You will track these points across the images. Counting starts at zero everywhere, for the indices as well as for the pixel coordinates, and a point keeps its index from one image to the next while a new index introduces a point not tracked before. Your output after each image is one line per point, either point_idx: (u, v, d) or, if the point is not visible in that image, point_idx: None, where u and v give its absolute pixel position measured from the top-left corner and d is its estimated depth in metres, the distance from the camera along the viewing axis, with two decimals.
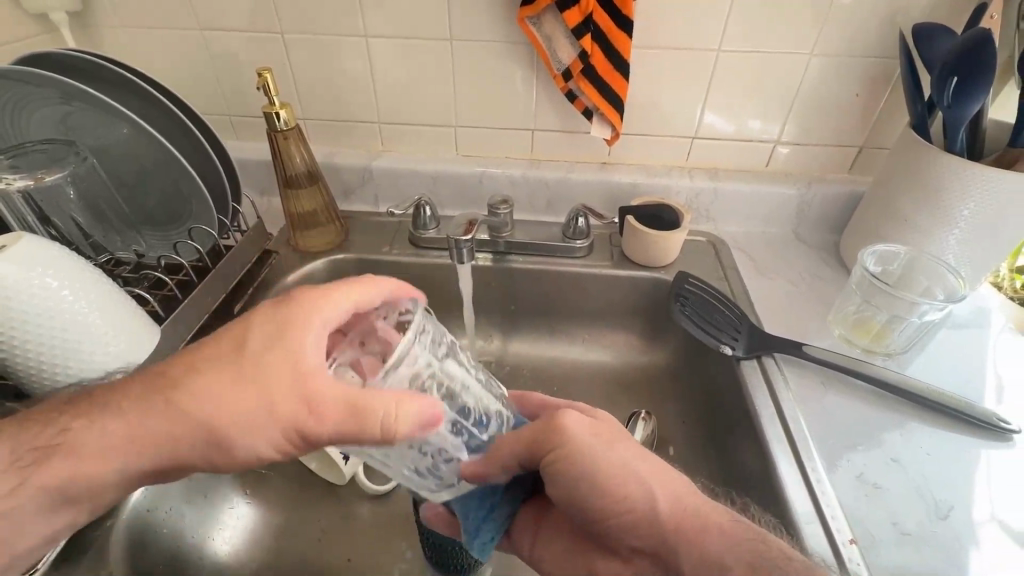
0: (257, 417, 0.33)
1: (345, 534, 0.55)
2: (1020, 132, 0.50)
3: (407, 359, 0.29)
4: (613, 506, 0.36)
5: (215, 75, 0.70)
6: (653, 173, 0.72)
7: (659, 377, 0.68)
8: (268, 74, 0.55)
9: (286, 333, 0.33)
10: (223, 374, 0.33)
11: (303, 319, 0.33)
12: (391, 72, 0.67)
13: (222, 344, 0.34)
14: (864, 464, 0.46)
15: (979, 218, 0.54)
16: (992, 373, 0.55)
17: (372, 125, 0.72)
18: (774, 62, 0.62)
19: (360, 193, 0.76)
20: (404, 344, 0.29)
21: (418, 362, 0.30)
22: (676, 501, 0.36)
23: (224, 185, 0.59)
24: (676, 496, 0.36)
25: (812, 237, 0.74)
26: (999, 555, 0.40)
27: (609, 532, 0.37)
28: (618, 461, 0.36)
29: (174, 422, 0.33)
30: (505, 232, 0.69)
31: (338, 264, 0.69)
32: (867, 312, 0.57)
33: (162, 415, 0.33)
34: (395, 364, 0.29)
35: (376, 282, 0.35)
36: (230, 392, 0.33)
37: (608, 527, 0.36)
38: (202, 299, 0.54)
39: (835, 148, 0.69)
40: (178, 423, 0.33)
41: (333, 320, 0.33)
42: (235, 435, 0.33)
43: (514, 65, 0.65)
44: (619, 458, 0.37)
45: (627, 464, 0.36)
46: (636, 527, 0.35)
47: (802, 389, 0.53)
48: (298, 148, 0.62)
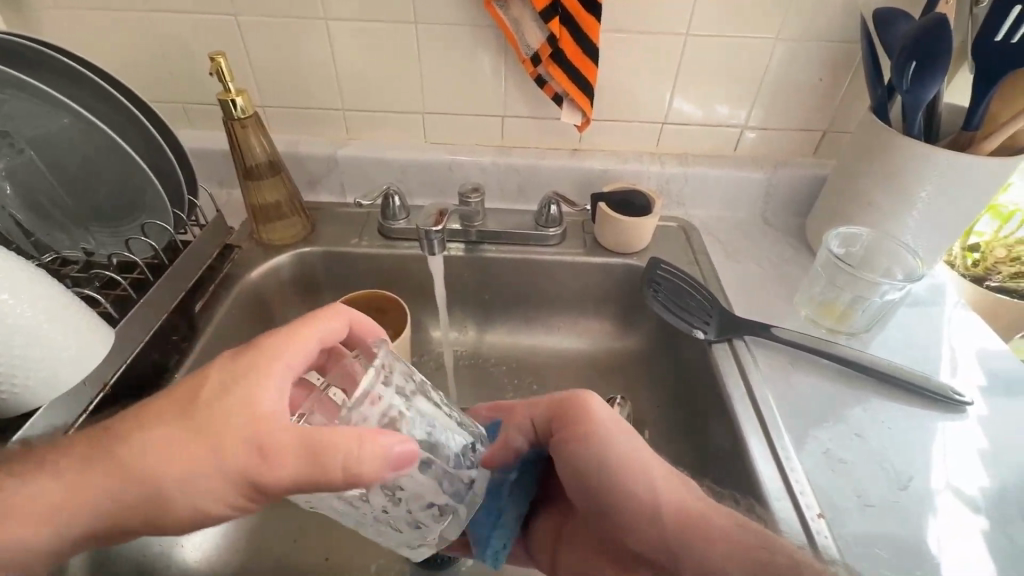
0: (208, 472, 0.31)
1: (322, 533, 0.54)
2: (971, 115, 0.52)
3: (369, 400, 0.30)
4: (617, 493, 0.37)
5: (165, 61, 0.66)
6: (624, 158, 0.71)
7: (633, 361, 0.69)
8: (221, 58, 0.52)
9: (240, 383, 0.32)
10: (174, 427, 0.31)
11: (263, 367, 0.33)
12: (355, 57, 0.65)
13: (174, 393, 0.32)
14: (831, 441, 0.48)
15: (935, 199, 0.55)
16: (946, 348, 0.57)
17: (336, 112, 0.70)
18: (741, 46, 0.62)
19: (326, 183, 0.74)
20: (365, 380, 0.30)
21: (384, 402, 0.31)
22: (675, 489, 0.36)
23: (179, 175, 0.56)
24: (675, 485, 0.37)
25: (778, 220, 0.75)
26: (954, 522, 0.42)
27: (613, 522, 0.38)
28: (628, 448, 0.38)
29: (123, 456, 0.31)
30: (476, 222, 0.68)
31: (305, 257, 0.67)
32: (831, 294, 0.58)
33: (105, 464, 0.31)
34: (358, 403, 0.30)
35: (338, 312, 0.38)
36: (180, 448, 0.31)
37: (612, 516, 0.37)
38: (160, 299, 0.51)
39: (800, 132, 0.70)
40: (119, 477, 0.31)
41: (297, 361, 0.34)
42: (181, 490, 0.31)
43: (482, 50, 0.63)
44: (630, 447, 0.38)
45: (635, 453, 0.38)
46: (636, 518, 0.36)
47: (770, 369, 0.54)
48: (257, 137, 0.59)
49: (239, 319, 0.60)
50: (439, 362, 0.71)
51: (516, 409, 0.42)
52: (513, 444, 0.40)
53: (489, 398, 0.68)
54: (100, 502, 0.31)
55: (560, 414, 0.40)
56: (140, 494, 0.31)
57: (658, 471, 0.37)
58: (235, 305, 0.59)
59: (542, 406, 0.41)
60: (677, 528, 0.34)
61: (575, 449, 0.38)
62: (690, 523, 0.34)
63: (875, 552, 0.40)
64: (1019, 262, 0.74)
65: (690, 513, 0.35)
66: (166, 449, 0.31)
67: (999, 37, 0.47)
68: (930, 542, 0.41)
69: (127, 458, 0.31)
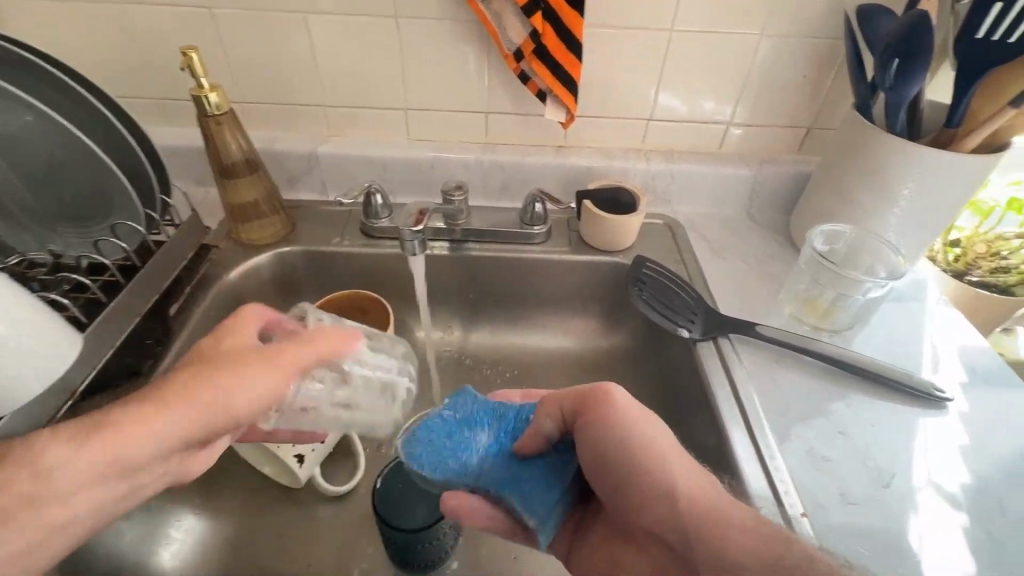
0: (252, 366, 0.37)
1: (304, 538, 0.53)
2: (953, 113, 0.52)
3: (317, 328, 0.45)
4: (633, 478, 0.34)
5: (137, 55, 0.64)
6: (609, 155, 0.71)
7: (619, 360, 0.69)
8: (193, 52, 0.51)
9: (223, 342, 0.39)
10: (199, 364, 0.36)
11: (224, 335, 0.40)
12: (335, 52, 0.63)
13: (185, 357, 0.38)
14: (815, 439, 0.48)
15: (917, 196, 0.56)
16: (928, 345, 0.58)
17: (316, 109, 0.68)
18: (726, 42, 0.62)
19: (307, 181, 0.72)
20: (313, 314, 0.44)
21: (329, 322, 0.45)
22: (694, 475, 0.34)
23: (151, 174, 0.54)
24: (693, 472, 0.34)
25: (764, 216, 0.75)
26: (935, 518, 0.43)
27: (630, 511, 0.35)
28: (647, 434, 0.36)
29: (171, 393, 0.35)
30: (460, 220, 0.67)
31: (285, 257, 0.66)
32: (815, 291, 0.58)
33: (159, 407, 0.34)
34: None
35: (246, 314, 0.42)
36: (216, 365, 0.36)
37: (629, 504, 0.35)
38: (132, 302, 0.49)
39: (785, 129, 0.70)
40: (183, 406, 0.34)
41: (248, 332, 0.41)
42: (237, 394, 0.36)
43: (464, 46, 0.62)
44: (650, 433, 0.36)
45: (654, 438, 0.35)
46: (653, 504, 0.33)
47: (755, 367, 0.54)
48: (233, 134, 0.57)
49: (217, 321, 0.58)
50: (424, 362, 0.70)
51: (545, 396, 0.40)
52: (543, 431, 0.38)
53: None
54: (178, 428, 0.34)
55: (585, 399, 0.38)
56: (211, 405, 0.35)
57: (676, 459, 0.35)
58: (213, 306, 0.58)
59: (567, 393, 0.39)
60: (694, 514, 0.31)
61: (598, 433, 0.36)
62: (708, 509, 0.31)
63: (856, 550, 0.41)
64: (999, 258, 0.74)
65: (709, 500, 0.32)
66: (210, 388, 0.35)
67: (982, 34, 0.46)
68: (911, 538, 0.41)
69: (177, 395, 0.35)
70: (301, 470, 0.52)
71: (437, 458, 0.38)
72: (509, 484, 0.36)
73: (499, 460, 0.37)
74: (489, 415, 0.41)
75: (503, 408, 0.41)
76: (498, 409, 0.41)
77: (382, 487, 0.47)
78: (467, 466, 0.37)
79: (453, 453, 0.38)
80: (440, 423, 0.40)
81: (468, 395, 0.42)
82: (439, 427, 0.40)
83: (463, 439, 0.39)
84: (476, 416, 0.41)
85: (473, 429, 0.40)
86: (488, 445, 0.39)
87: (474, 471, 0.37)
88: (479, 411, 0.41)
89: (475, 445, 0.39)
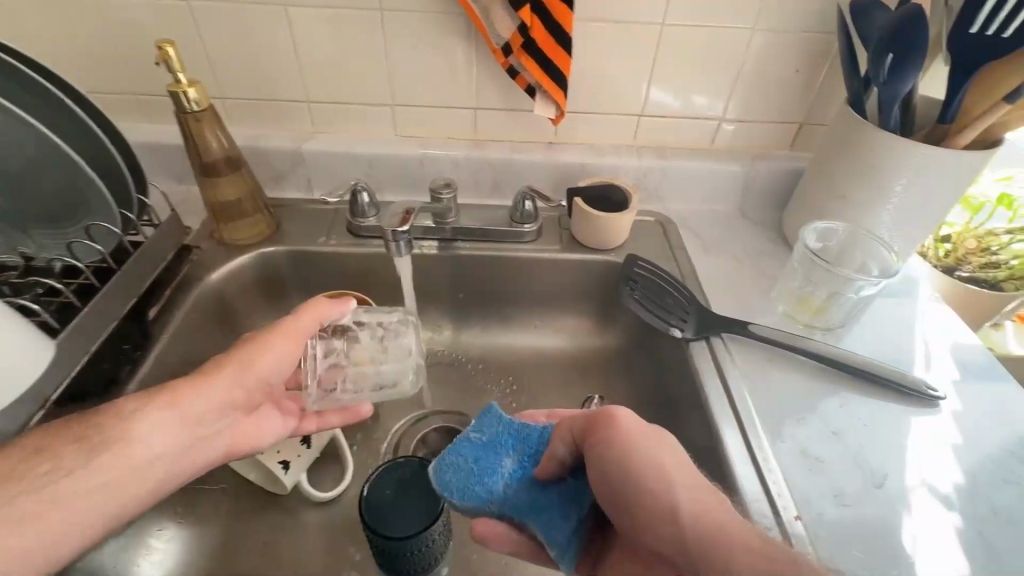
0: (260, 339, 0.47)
1: (290, 546, 0.52)
2: (947, 108, 0.51)
3: None
4: (639, 503, 0.32)
5: (113, 48, 0.62)
6: (600, 152, 0.70)
7: (610, 359, 0.68)
8: (170, 46, 0.49)
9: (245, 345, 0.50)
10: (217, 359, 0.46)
11: None
12: (318, 46, 0.61)
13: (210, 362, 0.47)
14: (807, 439, 0.48)
15: (910, 193, 0.55)
16: (919, 342, 0.58)
17: (301, 104, 0.67)
18: (718, 37, 0.61)
19: (293, 179, 0.71)
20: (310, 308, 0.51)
21: None
22: (702, 498, 0.31)
23: (125, 173, 0.52)
24: (701, 495, 0.32)
25: (756, 213, 0.74)
26: (928, 518, 0.42)
27: (636, 537, 0.32)
28: (654, 454, 0.34)
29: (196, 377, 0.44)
30: (449, 218, 0.66)
31: (269, 257, 0.64)
32: (808, 289, 0.58)
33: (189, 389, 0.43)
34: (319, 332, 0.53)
35: None
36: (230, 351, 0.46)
37: (635, 530, 0.32)
38: (108, 305, 0.48)
39: (778, 124, 0.69)
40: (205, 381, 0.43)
41: None
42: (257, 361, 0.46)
43: (452, 39, 0.61)
44: (658, 453, 0.34)
45: (662, 460, 0.34)
46: (658, 530, 0.31)
47: (748, 366, 0.54)
48: (212, 131, 0.55)
49: (198, 325, 0.57)
50: None
51: (563, 418, 0.39)
52: (556, 453, 0.37)
53: (465, 399, 0.66)
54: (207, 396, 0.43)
55: (592, 418, 0.36)
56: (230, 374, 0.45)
57: (678, 476, 0.33)
58: (194, 309, 0.57)
59: (581, 414, 0.38)
60: (701, 541, 0.29)
61: (601, 454, 0.34)
62: (715, 536, 0.29)
63: (851, 552, 0.40)
64: (990, 253, 0.74)
65: (717, 526, 0.29)
66: (228, 363, 0.45)
67: (975, 28, 0.46)
68: (905, 541, 0.41)
69: (199, 379, 0.43)
70: (286, 476, 0.51)
71: (464, 484, 0.37)
72: (532, 512, 0.35)
73: (522, 486, 0.37)
74: (513, 437, 0.39)
75: (526, 430, 0.40)
76: (522, 431, 0.40)
77: (368, 494, 0.46)
78: (492, 492, 0.37)
79: (478, 477, 0.37)
80: (464, 446, 0.39)
81: (495, 415, 0.41)
82: (466, 450, 0.39)
83: (488, 463, 0.38)
84: (500, 439, 0.39)
85: (497, 453, 0.39)
86: (512, 470, 0.38)
87: (498, 497, 0.36)
88: (502, 434, 0.40)
89: (498, 469, 0.38)
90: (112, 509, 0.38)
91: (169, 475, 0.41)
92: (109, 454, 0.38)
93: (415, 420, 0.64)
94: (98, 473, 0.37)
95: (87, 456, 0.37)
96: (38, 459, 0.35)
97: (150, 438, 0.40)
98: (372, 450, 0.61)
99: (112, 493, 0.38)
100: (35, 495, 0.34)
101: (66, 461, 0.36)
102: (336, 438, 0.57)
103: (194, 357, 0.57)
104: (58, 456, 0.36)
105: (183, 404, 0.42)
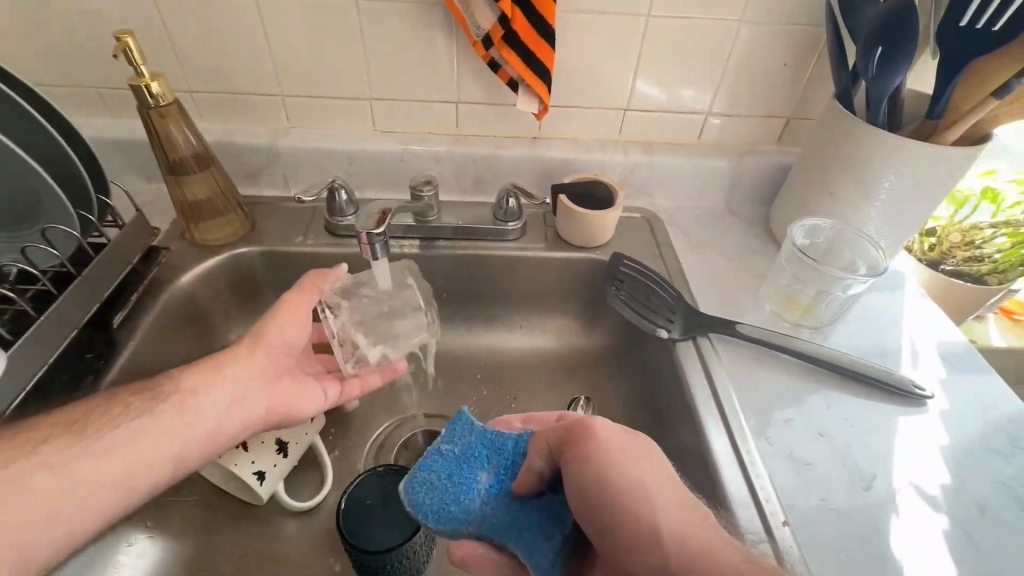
0: (273, 313, 0.50)
1: (267, 557, 0.51)
2: (935, 103, 0.51)
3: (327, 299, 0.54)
4: (619, 521, 0.31)
5: (71, 38, 0.58)
6: (585, 148, 0.68)
7: (596, 359, 0.67)
8: (129, 38, 0.46)
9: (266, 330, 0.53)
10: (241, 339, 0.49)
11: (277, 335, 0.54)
12: (290, 37, 0.59)
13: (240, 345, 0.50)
14: (795, 441, 0.47)
15: (898, 189, 0.54)
16: (907, 340, 0.57)
17: (274, 98, 0.64)
18: (704, 29, 0.60)
19: (268, 176, 0.68)
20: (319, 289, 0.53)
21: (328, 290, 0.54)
22: (683, 515, 0.31)
23: (82, 172, 0.49)
24: (682, 511, 0.32)
25: (742, 209, 0.74)
26: (916, 520, 0.42)
27: (615, 557, 0.32)
28: (634, 470, 0.33)
29: (227, 354, 0.47)
30: (431, 216, 0.64)
31: (243, 258, 0.62)
32: (797, 287, 0.57)
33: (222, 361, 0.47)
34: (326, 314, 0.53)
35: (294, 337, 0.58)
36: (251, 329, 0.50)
37: (614, 551, 0.32)
38: (68, 314, 0.45)
39: (765, 118, 0.68)
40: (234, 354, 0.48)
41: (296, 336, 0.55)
42: (274, 331, 0.50)
43: (431, 31, 0.59)
44: (638, 468, 0.33)
45: (642, 476, 0.33)
46: (639, 551, 0.30)
47: (735, 365, 0.53)
48: (179, 127, 0.53)
49: (168, 329, 0.55)
50: None
51: (539, 430, 0.38)
52: (534, 467, 0.36)
53: (449, 402, 0.64)
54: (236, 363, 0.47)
55: (570, 431, 0.35)
56: (252, 345, 0.49)
57: (658, 493, 0.32)
58: (164, 313, 0.54)
59: (557, 426, 0.37)
60: (684, 562, 0.29)
61: (578, 470, 0.33)
62: (697, 557, 0.29)
63: (841, 559, 0.39)
64: (974, 247, 0.73)
65: (700, 547, 0.29)
66: (250, 337, 0.49)
67: (965, 22, 0.45)
68: (895, 546, 0.41)
69: (228, 353, 0.47)
70: (263, 487, 0.49)
71: (439, 505, 0.36)
72: (512, 530, 0.34)
73: (500, 503, 0.35)
74: (487, 449, 0.38)
75: (500, 441, 0.39)
76: (496, 442, 0.39)
77: (345, 506, 0.45)
78: (469, 512, 0.35)
79: (453, 496, 0.36)
80: (438, 462, 0.38)
81: (466, 422, 0.40)
82: (438, 466, 0.38)
83: (463, 479, 0.37)
84: (472, 451, 0.38)
85: (471, 468, 0.37)
86: (488, 486, 0.36)
87: (476, 515, 0.35)
88: (475, 445, 0.39)
89: (474, 486, 0.36)
90: (166, 461, 0.41)
91: (224, 431, 0.45)
92: (168, 403, 0.43)
93: (398, 424, 0.62)
94: (158, 420, 0.41)
95: (147, 403, 0.42)
96: (110, 405, 0.41)
97: (201, 394, 0.44)
98: (353, 455, 0.59)
99: (175, 439, 0.42)
100: (109, 433, 0.39)
101: (134, 406, 0.41)
102: (315, 445, 0.55)
103: (165, 363, 0.54)
104: (122, 402, 0.41)
105: (221, 369, 0.46)
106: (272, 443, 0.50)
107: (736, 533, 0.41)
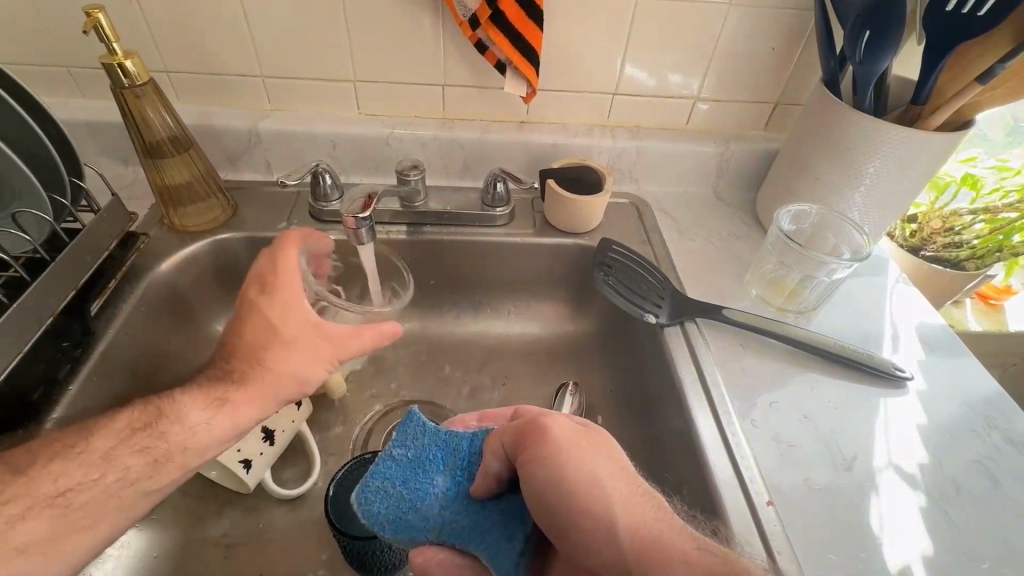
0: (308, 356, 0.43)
1: (254, 546, 0.51)
2: (919, 88, 0.51)
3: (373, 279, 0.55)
4: (573, 521, 0.31)
5: (37, 13, 0.56)
6: (574, 132, 0.68)
7: (582, 345, 0.67)
8: (99, 13, 0.43)
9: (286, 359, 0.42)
10: (267, 372, 0.42)
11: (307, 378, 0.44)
12: (270, 15, 0.57)
13: (261, 353, 0.42)
14: (778, 425, 0.48)
15: (881, 176, 0.55)
16: (889, 327, 0.58)
17: (254, 80, 0.62)
18: (692, 11, 0.59)
19: (250, 160, 0.66)
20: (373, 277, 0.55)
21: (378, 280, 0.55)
22: (636, 507, 0.32)
23: (52, 154, 0.47)
24: (635, 502, 0.32)
25: (729, 195, 0.74)
26: (888, 497, 0.43)
27: (568, 553, 0.32)
28: (589, 466, 0.33)
29: (245, 379, 0.42)
30: (418, 201, 0.63)
31: (225, 244, 0.61)
32: (781, 272, 0.58)
33: (233, 393, 0.41)
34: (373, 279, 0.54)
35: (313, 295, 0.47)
36: (283, 356, 0.42)
37: (569, 550, 0.32)
38: (41, 299, 0.43)
39: (752, 104, 0.68)
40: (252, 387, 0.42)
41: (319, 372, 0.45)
42: (292, 373, 0.42)
43: (416, 10, 0.57)
44: (593, 464, 0.34)
45: (597, 471, 0.33)
46: (596, 547, 0.31)
47: (718, 350, 0.53)
48: (155, 109, 0.51)
49: (147, 319, 0.54)
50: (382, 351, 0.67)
51: (495, 428, 0.38)
52: (490, 470, 0.35)
53: (436, 388, 0.64)
54: (237, 404, 0.41)
55: (524, 433, 0.35)
56: (267, 381, 0.42)
57: (613, 488, 0.33)
58: (143, 303, 0.53)
59: (512, 424, 0.37)
60: (638, 553, 0.30)
61: (532, 473, 0.33)
62: (653, 547, 0.30)
63: (825, 555, 0.39)
64: (953, 234, 0.74)
65: (653, 537, 0.30)
66: (274, 366, 0.42)
67: (952, 6, 0.45)
68: (873, 531, 0.41)
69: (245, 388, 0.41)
70: (248, 476, 0.49)
71: (396, 512, 0.36)
72: (474, 535, 0.34)
73: (458, 506, 0.35)
74: (442, 452, 0.38)
75: (455, 442, 0.39)
76: (451, 442, 0.39)
77: (335, 493, 0.45)
78: (427, 518, 0.35)
79: (410, 503, 0.36)
80: (392, 469, 0.38)
81: (419, 424, 0.40)
82: (393, 473, 0.38)
83: (419, 484, 0.36)
84: (428, 454, 0.38)
85: (427, 472, 0.37)
86: (445, 488, 0.36)
87: (433, 520, 0.35)
88: (429, 448, 0.39)
89: (430, 489, 0.36)
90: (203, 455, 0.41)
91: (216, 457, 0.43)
92: (174, 465, 0.39)
93: (385, 410, 0.62)
94: (158, 481, 0.39)
95: (147, 471, 0.38)
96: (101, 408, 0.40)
97: (204, 441, 0.40)
98: (340, 442, 0.59)
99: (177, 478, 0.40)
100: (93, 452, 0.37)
101: (134, 470, 0.38)
102: (302, 432, 0.55)
103: (145, 351, 0.53)
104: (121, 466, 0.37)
105: (237, 417, 0.41)
106: (258, 432, 0.49)
107: (718, 523, 0.42)
